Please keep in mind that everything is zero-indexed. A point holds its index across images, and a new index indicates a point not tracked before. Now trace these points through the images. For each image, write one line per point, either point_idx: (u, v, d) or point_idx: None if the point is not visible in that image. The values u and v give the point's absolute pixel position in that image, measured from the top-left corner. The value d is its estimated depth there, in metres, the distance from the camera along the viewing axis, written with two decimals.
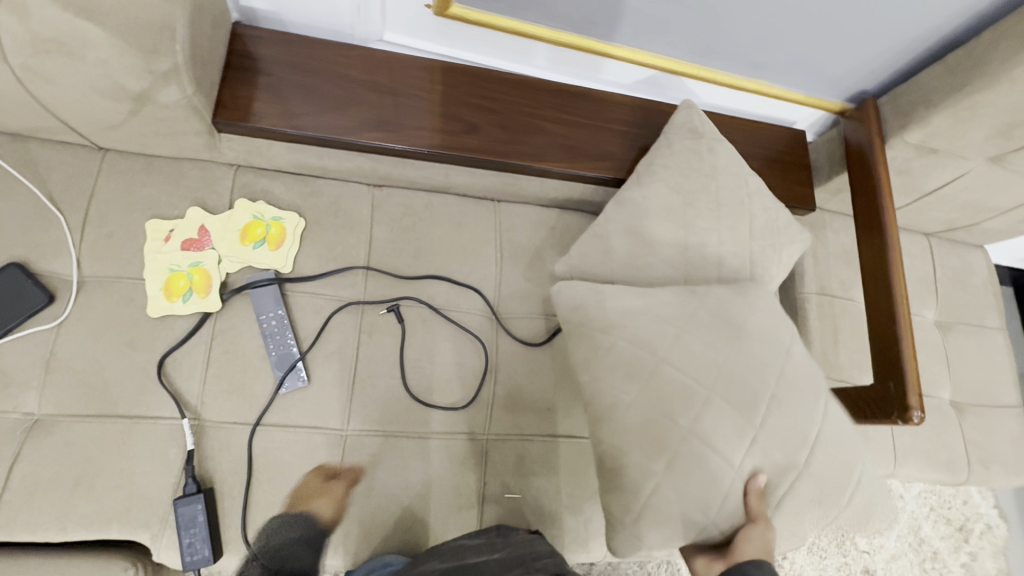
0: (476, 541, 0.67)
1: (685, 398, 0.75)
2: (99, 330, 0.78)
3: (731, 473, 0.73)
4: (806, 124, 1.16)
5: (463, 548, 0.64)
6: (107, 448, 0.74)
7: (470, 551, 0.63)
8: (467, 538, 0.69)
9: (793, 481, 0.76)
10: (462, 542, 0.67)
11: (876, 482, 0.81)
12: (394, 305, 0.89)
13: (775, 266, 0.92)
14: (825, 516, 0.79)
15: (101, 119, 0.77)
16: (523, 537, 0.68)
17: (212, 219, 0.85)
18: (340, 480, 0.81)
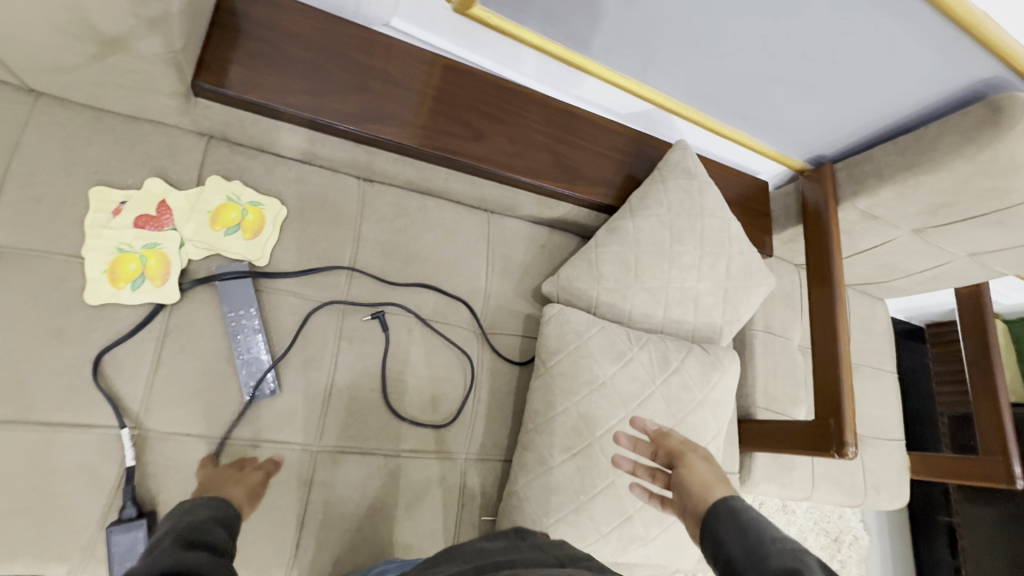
0: (498, 545, 0.60)
1: (611, 476, 0.80)
2: (18, 317, 0.63)
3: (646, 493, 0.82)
4: (768, 175, 1.27)
5: (485, 552, 0.58)
6: (17, 461, 0.60)
7: (494, 553, 0.57)
8: (485, 540, 0.62)
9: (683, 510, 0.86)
10: (482, 545, 0.60)
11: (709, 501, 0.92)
12: (379, 312, 0.82)
13: (745, 307, 0.99)
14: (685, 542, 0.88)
15: (49, 57, 0.62)
16: (544, 540, 0.62)
17: (175, 195, 0.73)
18: (258, 469, 0.65)
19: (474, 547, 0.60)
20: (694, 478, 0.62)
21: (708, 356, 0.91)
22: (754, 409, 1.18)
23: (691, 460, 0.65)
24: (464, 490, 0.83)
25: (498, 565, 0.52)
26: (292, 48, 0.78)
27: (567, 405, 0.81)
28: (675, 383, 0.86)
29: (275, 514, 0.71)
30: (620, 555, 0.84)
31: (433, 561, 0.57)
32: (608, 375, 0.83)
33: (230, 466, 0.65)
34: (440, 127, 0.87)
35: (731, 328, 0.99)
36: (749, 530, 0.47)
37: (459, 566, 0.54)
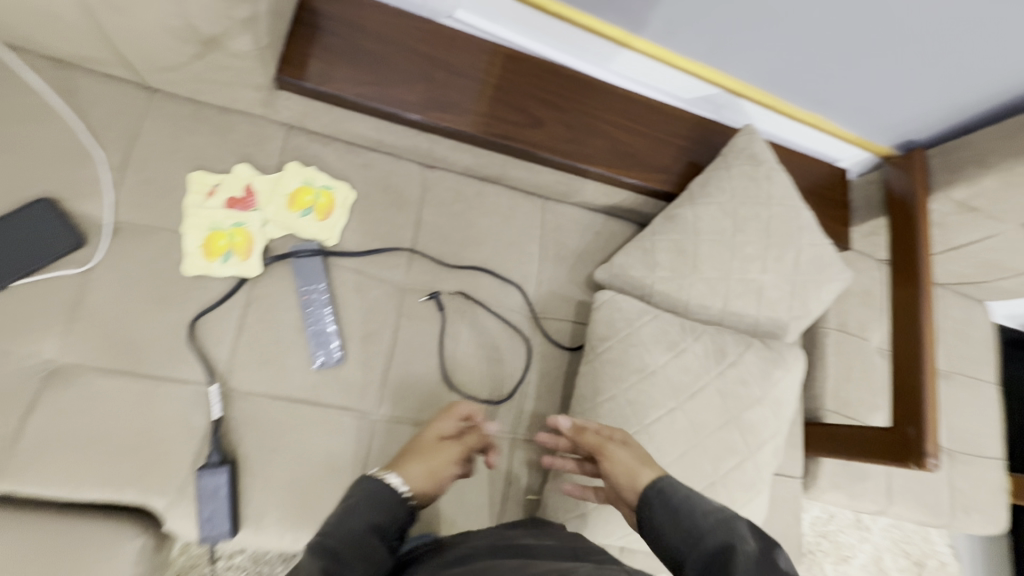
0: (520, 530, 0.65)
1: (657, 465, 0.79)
2: (132, 283, 0.73)
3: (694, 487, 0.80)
4: (849, 163, 1.18)
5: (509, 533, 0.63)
6: (129, 407, 0.70)
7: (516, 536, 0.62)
8: (507, 525, 0.67)
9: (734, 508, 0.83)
10: (504, 529, 0.65)
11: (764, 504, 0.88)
12: (435, 293, 0.86)
13: (814, 303, 0.93)
14: None
15: (160, 58, 0.71)
16: (566, 531, 0.66)
17: (260, 179, 0.81)
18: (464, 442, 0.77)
19: (496, 530, 0.65)
20: (628, 475, 0.65)
21: (770, 352, 0.87)
22: (822, 411, 1.11)
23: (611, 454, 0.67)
24: (511, 468, 0.86)
25: (516, 550, 0.57)
26: (364, 41, 0.84)
27: (615, 392, 0.80)
28: (731, 376, 0.83)
29: (336, 475, 0.77)
30: None
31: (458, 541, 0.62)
32: (659, 363, 0.82)
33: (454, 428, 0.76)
34: (498, 114, 0.89)
35: (797, 325, 0.94)
36: (680, 513, 0.55)
37: (481, 544, 0.59)
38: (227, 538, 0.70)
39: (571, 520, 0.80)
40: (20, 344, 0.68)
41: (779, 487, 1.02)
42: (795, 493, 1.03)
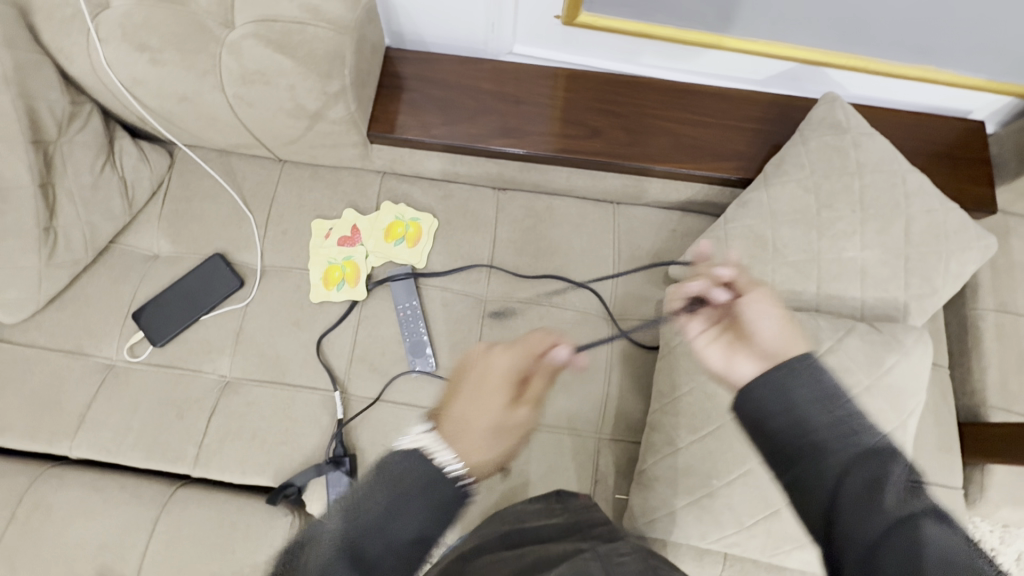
0: (535, 507, 0.67)
1: (744, 459, 0.75)
2: (275, 312, 0.93)
3: None
4: (985, 113, 1.02)
5: (523, 518, 0.64)
6: (277, 409, 0.88)
7: (529, 515, 0.64)
8: (527, 502, 0.69)
9: None
10: (521, 509, 0.67)
11: None
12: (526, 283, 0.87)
13: (940, 276, 0.81)
14: None
15: (283, 135, 0.92)
16: (579, 500, 0.67)
17: (362, 219, 0.97)
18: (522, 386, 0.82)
19: (516, 510, 0.68)
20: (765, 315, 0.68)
21: (879, 335, 0.77)
22: (983, 409, 0.91)
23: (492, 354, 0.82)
24: (598, 467, 0.87)
25: (523, 535, 0.58)
26: (435, 90, 0.98)
27: (692, 385, 0.79)
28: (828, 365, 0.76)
29: None
30: (772, 554, 0.77)
31: (482, 528, 0.66)
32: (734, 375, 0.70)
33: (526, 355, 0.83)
34: (558, 130, 0.96)
35: (921, 304, 0.81)
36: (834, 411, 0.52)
37: (492, 531, 0.62)
38: None
39: (658, 519, 0.78)
40: (205, 363, 0.90)
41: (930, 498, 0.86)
42: (955, 506, 0.87)
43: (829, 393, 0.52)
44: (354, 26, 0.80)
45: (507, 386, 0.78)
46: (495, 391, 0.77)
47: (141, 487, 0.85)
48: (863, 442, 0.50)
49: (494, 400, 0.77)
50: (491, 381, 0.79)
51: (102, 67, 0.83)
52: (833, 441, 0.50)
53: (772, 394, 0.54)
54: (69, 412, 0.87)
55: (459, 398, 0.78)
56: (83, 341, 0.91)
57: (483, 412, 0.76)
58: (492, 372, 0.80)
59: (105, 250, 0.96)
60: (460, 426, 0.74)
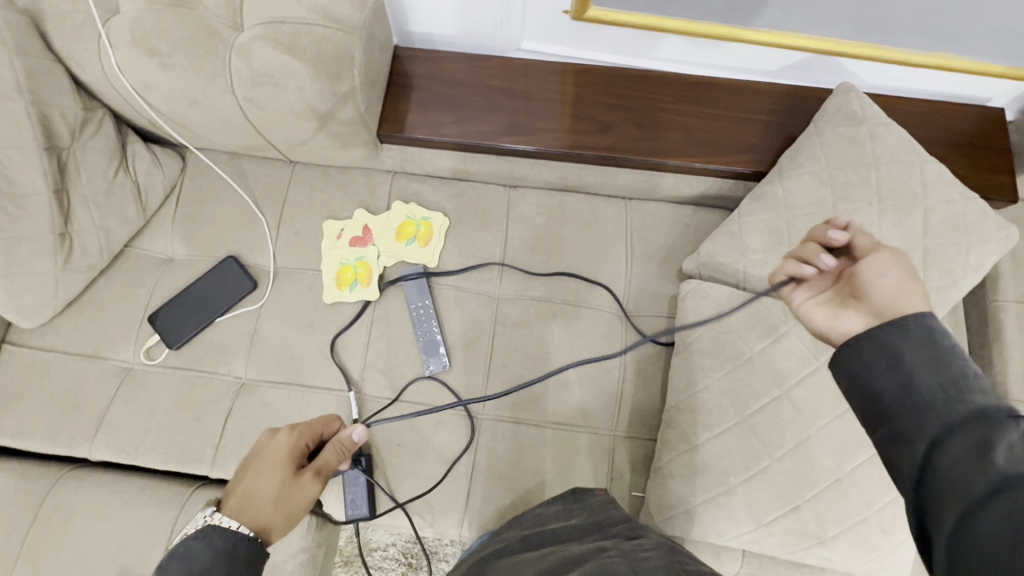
0: (555, 509, 0.67)
1: (762, 455, 0.74)
2: (289, 313, 0.93)
3: (813, 482, 0.73)
4: (1004, 101, 1.00)
5: (544, 522, 0.64)
6: (292, 410, 0.89)
7: (549, 518, 0.64)
8: (548, 504, 0.70)
9: (876, 510, 0.73)
10: (541, 512, 0.68)
11: None
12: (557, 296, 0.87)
13: (961, 267, 0.80)
14: (888, 548, 0.74)
15: (294, 136, 0.92)
16: (599, 498, 0.67)
17: (373, 219, 0.97)
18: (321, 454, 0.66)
19: (536, 514, 0.68)
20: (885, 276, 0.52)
21: None
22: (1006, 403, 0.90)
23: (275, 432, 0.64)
24: (614, 465, 0.87)
25: (544, 535, 0.58)
26: (444, 88, 0.97)
27: (708, 381, 0.78)
28: None
29: (451, 469, 0.86)
30: (791, 551, 0.76)
31: (504, 532, 0.67)
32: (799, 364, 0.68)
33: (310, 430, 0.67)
34: (568, 127, 0.96)
35: (942, 297, 0.80)
36: (943, 359, 0.45)
37: (514, 534, 0.62)
38: (366, 518, 0.84)
39: (675, 516, 0.77)
40: (221, 365, 0.91)
41: None
42: None
43: (946, 357, 0.45)
44: (362, 25, 0.80)
45: (287, 458, 0.62)
46: (271, 467, 0.61)
47: (160, 489, 0.86)
48: (972, 402, 0.42)
49: (270, 474, 0.60)
50: (270, 454, 0.62)
51: (114, 72, 0.83)
52: (946, 402, 0.43)
53: (876, 351, 0.48)
54: (89, 415, 0.88)
55: (244, 472, 0.62)
56: (100, 345, 0.91)
57: (261, 490, 0.59)
58: (271, 451, 0.63)
59: (120, 254, 0.96)
60: (237, 505, 0.58)
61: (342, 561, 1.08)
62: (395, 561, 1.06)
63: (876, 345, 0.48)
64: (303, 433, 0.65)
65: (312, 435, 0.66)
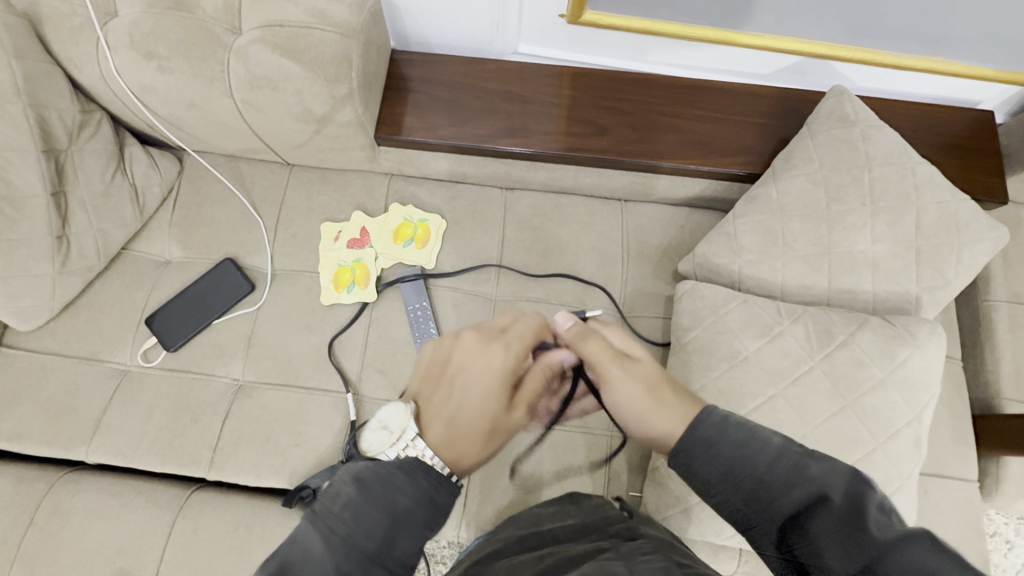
0: (551, 510, 0.67)
1: None
2: (287, 315, 0.94)
3: None
4: (993, 104, 1.01)
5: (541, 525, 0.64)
6: (290, 412, 0.89)
7: (544, 519, 0.64)
8: (543, 505, 0.70)
9: None
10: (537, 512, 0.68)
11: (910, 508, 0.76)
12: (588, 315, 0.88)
13: (953, 268, 0.81)
14: None
15: (292, 139, 0.92)
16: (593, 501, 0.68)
17: (371, 221, 0.97)
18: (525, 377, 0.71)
19: (530, 514, 0.68)
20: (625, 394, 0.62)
21: (892, 328, 0.77)
22: (998, 401, 0.91)
23: (461, 344, 0.71)
24: (611, 465, 0.87)
25: (541, 537, 0.58)
26: (441, 91, 0.98)
27: (705, 381, 0.79)
28: (840, 359, 0.76)
29: None
30: None
31: (498, 533, 0.67)
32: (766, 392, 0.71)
33: (493, 342, 0.71)
34: (565, 129, 0.96)
35: (934, 297, 0.81)
36: (734, 445, 0.50)
37: (510, 535, 0.62)
38: None
39: (673, 516, 0.78)
40: (218, 367, 0.91)
41: (945, 490, 0.86)
42: (971, 499, 0.86)
43: (749, 438, 0.51)
44: (360, 28, 0.80)
45: (498, 384, 0.68)
46: (484, 382, 0.67)
47: (157, 492, 0.86)
48: (796, 484, 0.47)
49: (484, 399, 0.66)
50: (478, 381, 0.67)
51: (112, 75, 0.83)
52: (777, 491, 0.47)
53: (713, 451, 0.51)
54: (85, 418, 0.88)
55: (455, 382, 0.69)
56: (97, 347, 0.91)
57: (471, 413, 0.66)
58: (483, 365, 0.68)
59: (117, 256, 0.96)
60: (442, 433, 0.63)
61: None
62: None
63: (708, 446, 0.51)
64: (518, 355, 0.70)
65: (529, 347, 0.72)
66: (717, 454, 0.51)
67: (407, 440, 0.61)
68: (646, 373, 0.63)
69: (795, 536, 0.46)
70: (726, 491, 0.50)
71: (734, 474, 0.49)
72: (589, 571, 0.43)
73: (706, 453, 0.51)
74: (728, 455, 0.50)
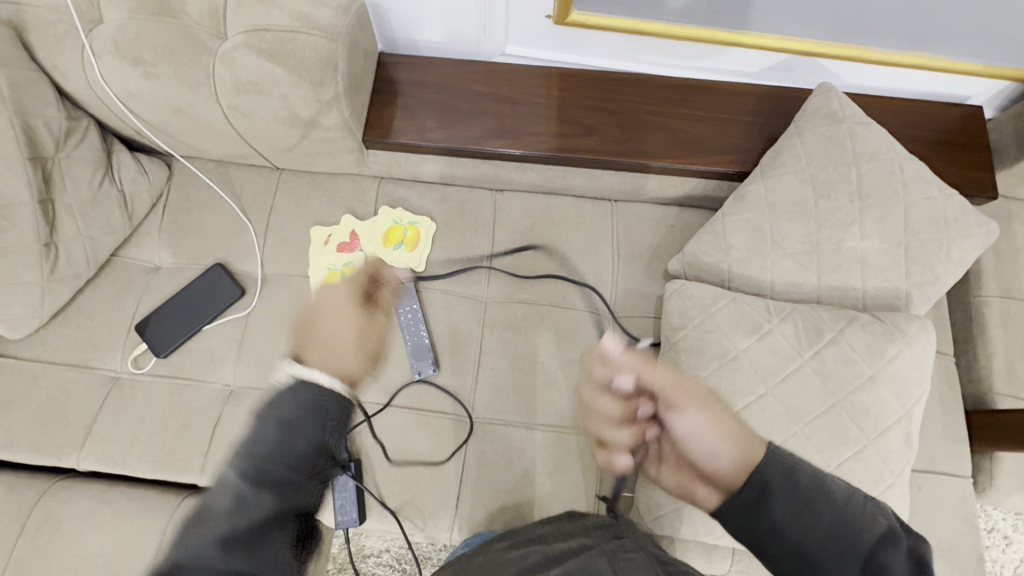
0: (547, 519, 0.66)
1: None
2: (277, 319, 0.93)
3: None
4: (982, 99, 1.01)
5: (532, 530, 0.63)
6: None
7: (538, 527, 0.64)
8: (539, 515, 0.68)
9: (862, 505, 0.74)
10: (534, 521, 0.67)
11: (903, 505, 0.76)
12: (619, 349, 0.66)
13: (942, 264, 0.80)
14: None
15: (280, 143, 0.92)
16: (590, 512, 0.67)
17: (360, 225, 0.97)
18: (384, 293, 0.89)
19: (524, 525, 0.67)
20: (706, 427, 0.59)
21: (881, 325, 0.77)
22: (991, 397, 0.91)
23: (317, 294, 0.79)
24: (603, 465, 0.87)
25: (532, 541, 0.58)
26: (429, 93, 0.98)
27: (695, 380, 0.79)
28: (829, 356, 0.76)
29: (441, 473, 0.86)
30: None
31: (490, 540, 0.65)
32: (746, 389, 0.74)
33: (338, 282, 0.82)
34: (555, 129, 0.96)
35: (924, 293, 0.81)
36: (813, 482, 0.53)
37: (502, 542, 0.61)
38: (356, 524, 0.84)
39: (664, 516, 0.79)
40: (209, 373, 0.91)
41: (939, 487, 0.86)
42: (965, 494, 0.86)
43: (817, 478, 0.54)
44: (345, 32, 0.80)
45: (358, 331, 0.75)
46: (339, 300, 0.77)
47: (149, 499, 0.85)
48: (868, 525, 0.50)
49: (343, 302, 0.77)
50: (329, 302, 0.76)
51: (98, 82, 0.83)
52: (855, 528, 0.50)
53: (792, 477, 0.53)
54: (76, 425, 0.88)
55: (316, 327, 0.73)
56: (87, 354, 0.91)
57: (340, 313, 0.75)
58: (331, 293, 0.78)
59: (107, 263, 0.96)
60: (311, 363, 0.68)
61: (335, 568, 1.07)
62: (388, 567, 1.06)
63: (789, 476, 0.53)
64: (361, 277, 0.86)
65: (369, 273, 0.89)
66: (800, 484, 0.53)
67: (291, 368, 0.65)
68: (707, 397, 0.62)
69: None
70: (801, 524, 0.51)
71: (814, 507, 0.51)
72: (573, 569, 0.43)
73: (785, 487, 0.52)
74: (811, 492, 0.52)
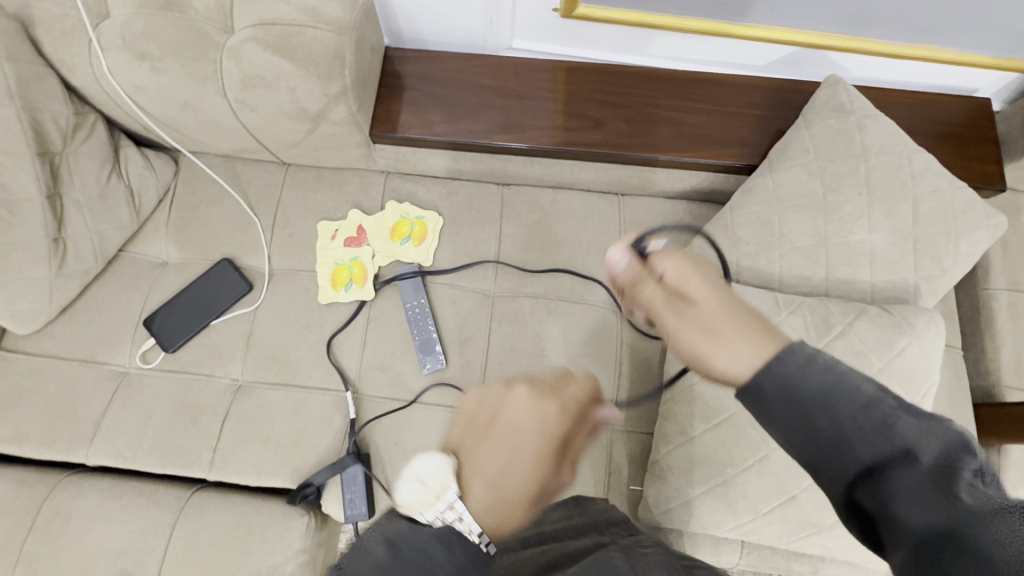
0: (560, 518, 0.69)
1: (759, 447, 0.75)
2: (285, 314, 0.93)
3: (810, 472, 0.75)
4: (990, 91, 1.01)
5: (544, 526, 0.69)
6: (289, 413, 0.88)
7: (550, 527, 0.65)
8: (550, 517, 0.71)
9: None
10: (546, 521, 0.69)
11: None
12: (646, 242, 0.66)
13: (951, 256, 0.80)
14: None
15: (288, 138, 0.92)
16: (601, 512, 0.70)
17: (367, 220, 0.97)
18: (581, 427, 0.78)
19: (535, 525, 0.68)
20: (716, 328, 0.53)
21: (891, 318, 0.77)
22: (999, 389, 0.91)
23: (507, 398, 0.75)
24: (612, 459, 0.87)
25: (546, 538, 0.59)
26: (436, 87, 0.98)
27: None
28: (839, 349, 0.76)
29: None
30: (789, 541, 0.79)
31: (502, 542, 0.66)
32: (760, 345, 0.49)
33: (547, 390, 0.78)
34: (561, 123, 0.96)
35: (933, 286, 0.81)
36: (826, 395, 0.43)
37: (514, 542, 0.62)
38: (365, 518, 0.84)
39: (673, 509, 0.79)
40: (217, 368, 0.91)
41: None
42: None
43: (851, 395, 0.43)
44: (352, 26, 0.80)
45: (551, 440, 0.70)
46: (522, 442, 0.70)
47: (159, 494, 0.85)
48: (890, 442, 0.40)
49: (529, 461, 0.69)
50: (523, 427, 0.71)
51: (105, 77, 0.83)
52: (873, 437, 0.40)
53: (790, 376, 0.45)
54: (85, 420, 0.88)
55: (486, 447, 0.72)
56: (95, 350, 0.91)
57: (513, 477, 0.67)
58: (536, 414, 0.73)
59: (115, 258, 0.97)
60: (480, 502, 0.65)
61: None
62: None
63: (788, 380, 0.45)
64: (567, 411, 0.76)
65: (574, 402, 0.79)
66: (801, 393, 0.44)
67: (453, 506, 0.63)
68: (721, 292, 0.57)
69: (863, 488, 0.40)
70: (796, 429, 0.43)
71: (828, 419, 0.42)
72: (590, 566, 0.43)
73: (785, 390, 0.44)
74: (808, 400, 0.43)
